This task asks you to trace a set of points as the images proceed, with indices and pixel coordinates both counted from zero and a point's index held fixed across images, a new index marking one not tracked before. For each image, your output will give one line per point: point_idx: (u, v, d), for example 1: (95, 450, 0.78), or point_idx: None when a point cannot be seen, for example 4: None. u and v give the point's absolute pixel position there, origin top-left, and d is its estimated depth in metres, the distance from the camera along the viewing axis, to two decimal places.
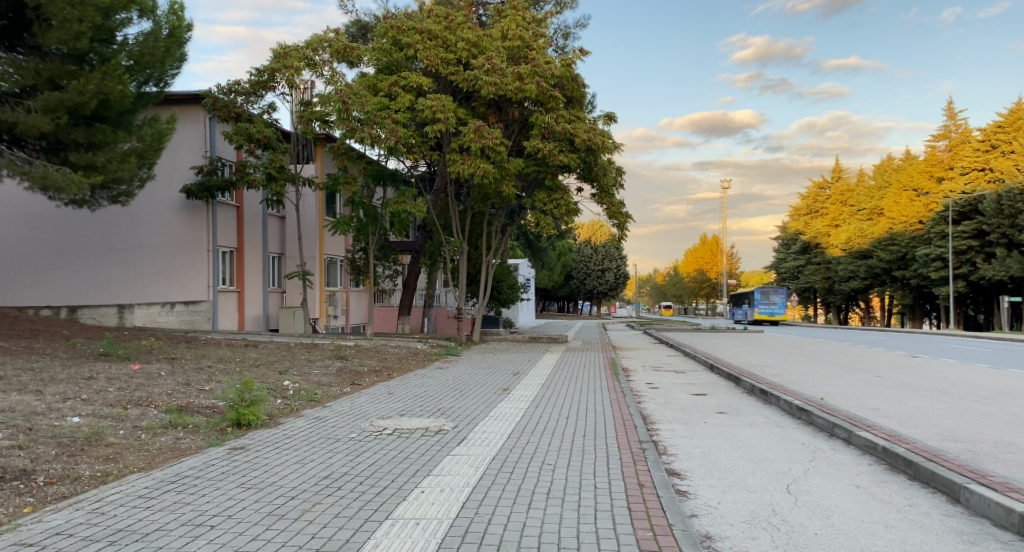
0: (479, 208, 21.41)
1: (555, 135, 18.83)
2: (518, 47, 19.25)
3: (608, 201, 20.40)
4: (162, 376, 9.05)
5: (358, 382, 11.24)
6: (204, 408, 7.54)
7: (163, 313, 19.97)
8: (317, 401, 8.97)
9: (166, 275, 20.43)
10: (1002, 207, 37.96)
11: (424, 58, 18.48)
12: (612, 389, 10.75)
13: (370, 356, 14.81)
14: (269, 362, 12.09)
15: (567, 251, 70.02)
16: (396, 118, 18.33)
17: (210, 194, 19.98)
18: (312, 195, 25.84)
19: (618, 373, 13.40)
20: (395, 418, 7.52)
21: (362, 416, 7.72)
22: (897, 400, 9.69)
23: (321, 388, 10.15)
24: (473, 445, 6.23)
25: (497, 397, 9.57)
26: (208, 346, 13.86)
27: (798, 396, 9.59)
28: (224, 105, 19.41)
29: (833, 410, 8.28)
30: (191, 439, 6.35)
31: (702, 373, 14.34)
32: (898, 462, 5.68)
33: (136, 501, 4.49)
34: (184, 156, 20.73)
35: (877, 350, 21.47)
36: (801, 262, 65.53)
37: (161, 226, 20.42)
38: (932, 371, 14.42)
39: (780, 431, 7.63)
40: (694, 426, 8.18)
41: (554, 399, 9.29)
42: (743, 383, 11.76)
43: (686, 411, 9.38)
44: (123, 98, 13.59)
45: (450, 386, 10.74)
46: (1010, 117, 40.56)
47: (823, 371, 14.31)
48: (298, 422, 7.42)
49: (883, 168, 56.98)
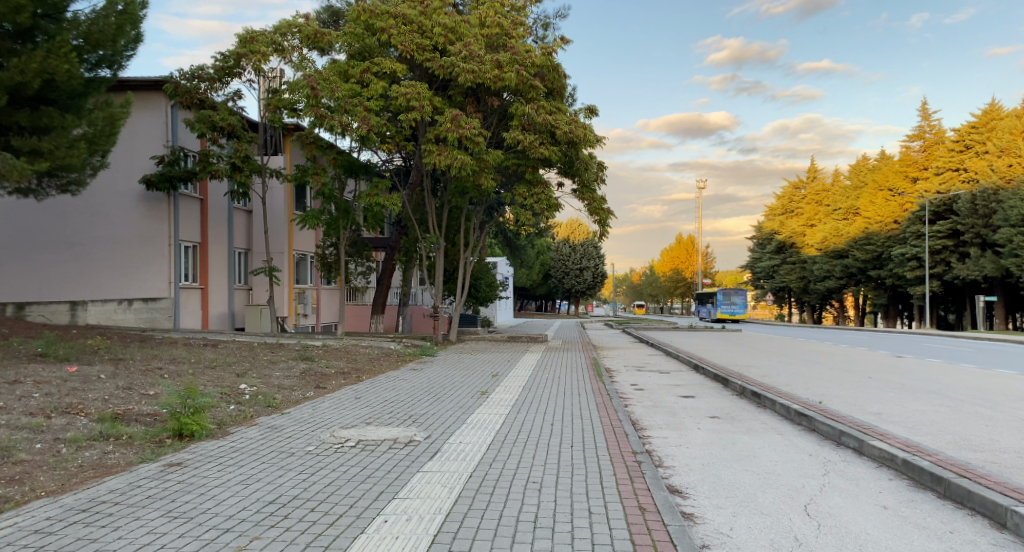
0: (456, 203, 20.60)
1: (536, 126, 18.17)
2: (496, 34, 18.52)
3: (589, 196, 19.72)
4: (102, 379, 8.13)
5: (323, 385, 10.43)
6: (141, 416, 6.62)
7: (120, 311, 18.73)
8: (275, 408, 8.15)
9: (124, 271, 19.28)
10: (976, 207, 38.27)
11: (398, 44, 17.67)
12: (597, 391, 10.06)
13: (338, 357, 13.94)
14: (227, 364, 11.15)
15: (544, 249, 69.54)
16: (368, 106, 17.56)
17: (171, 186, 18.94)
18: (280, 188, 24.80)
19: (601, 375, 12.71)
20: (360, 427, 6.73)
21: (323, 425, 6.90)
22: (897, 404, 9.16)
23: (280, 393, 9.27)
24: (448, 460, 5.48)
25: (474, 402, 8.81)
26: (163, 346, 12.89)
27: (795, 400, 9.00)
28: (187, 91, 18.34)
29: (836, 416, 7.68)
30: (120, 453, 5.45)
31: (687, 374, 13.72)
32: (923, 478, 5.06)
33: (28, 538, 3.64)
34: (143, 146, 19.62)
35: (860, 350, 21.17)
36: (776, 262, 65.69)
37: (118, 218, 19.29)
38: (921, 372, 14.00)
39: (783, 440, 7.00)
40: (688, 432, 7.51)
41: (536, 404, 8.57)
42: (733, 385, 11.15)
43: (676, 415, 8.71)
44: (71, 78, 12.53)
45: (423, 390, 9.95)
46: (983, 117, 40.87)
47: (812, 372, 13.80)
48: (250, 432, 6.58)
49: (859, 168, 57.31)
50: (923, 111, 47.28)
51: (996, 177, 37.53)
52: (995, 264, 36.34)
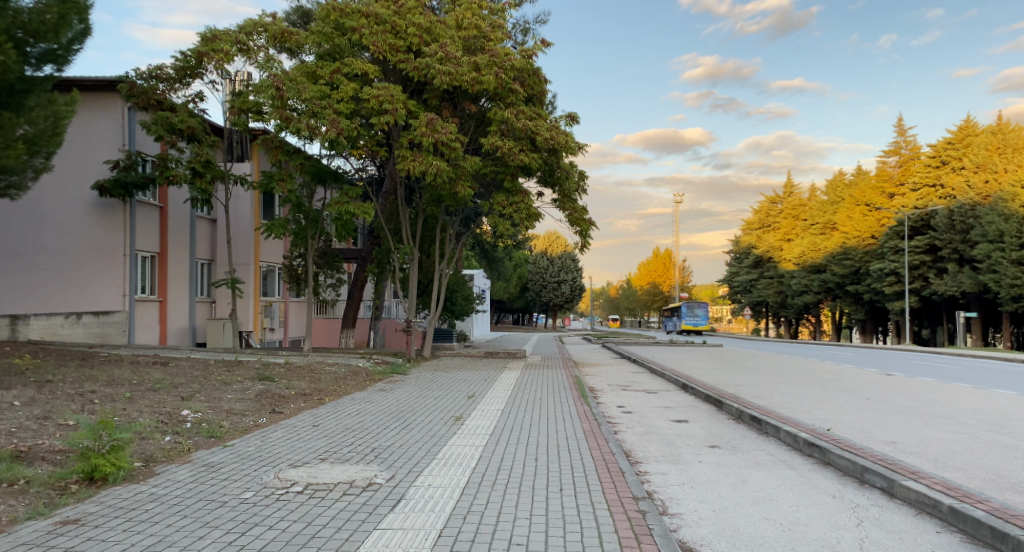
0: (431, 212, 19.67)
1: (515, 132, 17.33)
2: (473, 37, 17.73)
3: (571, 206, 18.96)
4: (13, 407, 6.99)
5: (279, 410, 9.39)
6: (48, 455, 5.52)
7: (66, 325, 17.55)
8: (218, 439, 7.11)
9: (75, 282, 18.04)
10: (953, 223, 38.55)
11: (370, 44, 16.82)
12: (582, 416, 9.16)
13: (300, 376, 12.85)
14: (173, 386, 10.01)
15: (522, 261, 68.84)
16: (338, 109, 16.68)
17: (126, 192, 17.74)
18: (246, 196, 23.66)
19: (586, 395, 11.81)
20: (312, 465, 5.71)
21: (269, 463, 5.85)
22: (909, 431, 8.41)
23: (229, 419, 8.20)
24: (414, 513, 4.49)
25: (448, 430, 7.86)
26: (107, 364, 11.70)
27: (800, 427, 8.20)
28: (143, 91, 17.20)
29: (852, 447, 6.87)
30: (4, 507, 4.35)
31: (676, 395, 12.88)
32: (981, 533, 4.24)
33: None
34: (97, 149, 18.39)
35: (846, 366, 20.60)
36: (753, 276, 65.48)
37: (68, 226, 18.01)
38: (917, 391, 13.39)
39: (797, 477, 6.17)
40: (689, 467, 6.63)
41: (517, 433, 7.65)
42: (728, 408, 10.34)
43: (671, 444, 7.86)
44: (6, 71, 11.38)
45: (391, 416, 8.94)
46: (959, 133, 40.83)
47: (806, 392, 13.07)
48: (179, 471, 5.48)
49: (835, 182, 57.57)
50: (899, 127, 47.61)
51: (973, 193, 37.72)
52: (973, 280, 36.39)
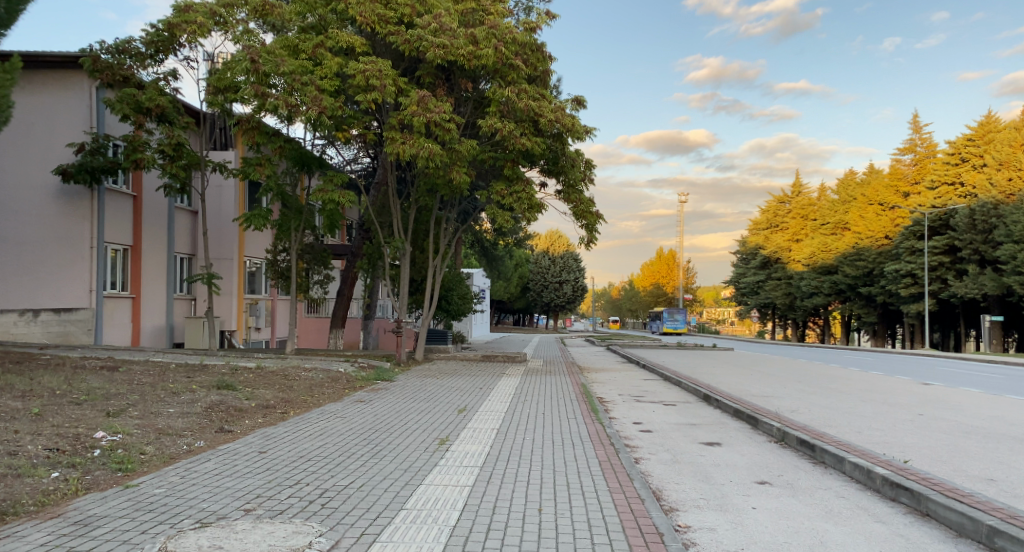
0: (426, 203, 17.97)
1: (516, 113, 15.74)
2: (471, 10, 16.09)
3: (576, 198, 17.33)
4: None
5: (229, 428, 7.73)
6: None
7: (22, 323, 16.00)
8: (128, 474, 5.45)
9: (35, 276, 16.40)
10: (975, 222, 36.72)
11: (356, 14, 15.14)
12: (595, 440, 7.49)
13: (268, 383, 11.20)
14: (105, 397, 8.33)
15: (523, 261, 67.42)
16: (321, 86, 15.04)
17: (91, 178, 16.11)
18: (230, 186, 22.03)
19: (596, 410, 10.13)
20: (224, 525, 4.05)
21: (168, 521, 4.17)
22: (1000, 462, 6.81)
23: (155, 443, 6.55)
24: None
25: (426, 460, 6.22)
26: (39, 369, 10.02)
27: (869, 457, 6.58)
28: (108, 66, 15.47)
29: (955, 491, 5.25)
30: None
31: (700, 409, 11.22)
32: None
33: None
34: (61, 131, 16.75)
35: (872, 374, 18.98)
36: (761, 278, 63.67)
37: (29, 215, 16.45)
38: (973, 405, 11.73)
39: (897, 538, 4.54)
40: (744, 518, 5.00)
41: (513, 467, 5.98)
42: (768, 427, 8.73)
43: (710, 478, 6.26)
44: None
45: (361, 438, 7.29)
46: (979, 129, 39.33)
47: (845, 406, 11.45)
48: (30, 537, 3.81)
49: (847, 182, 55.77)
50: (915, 122, 46.03)
51: (996, 191, 35.90)
52: (996, 282, 34.71)
